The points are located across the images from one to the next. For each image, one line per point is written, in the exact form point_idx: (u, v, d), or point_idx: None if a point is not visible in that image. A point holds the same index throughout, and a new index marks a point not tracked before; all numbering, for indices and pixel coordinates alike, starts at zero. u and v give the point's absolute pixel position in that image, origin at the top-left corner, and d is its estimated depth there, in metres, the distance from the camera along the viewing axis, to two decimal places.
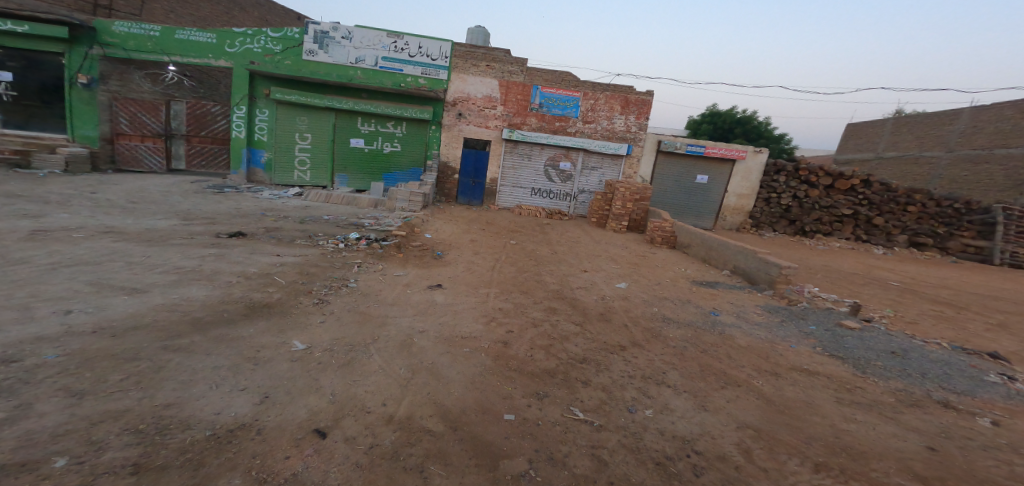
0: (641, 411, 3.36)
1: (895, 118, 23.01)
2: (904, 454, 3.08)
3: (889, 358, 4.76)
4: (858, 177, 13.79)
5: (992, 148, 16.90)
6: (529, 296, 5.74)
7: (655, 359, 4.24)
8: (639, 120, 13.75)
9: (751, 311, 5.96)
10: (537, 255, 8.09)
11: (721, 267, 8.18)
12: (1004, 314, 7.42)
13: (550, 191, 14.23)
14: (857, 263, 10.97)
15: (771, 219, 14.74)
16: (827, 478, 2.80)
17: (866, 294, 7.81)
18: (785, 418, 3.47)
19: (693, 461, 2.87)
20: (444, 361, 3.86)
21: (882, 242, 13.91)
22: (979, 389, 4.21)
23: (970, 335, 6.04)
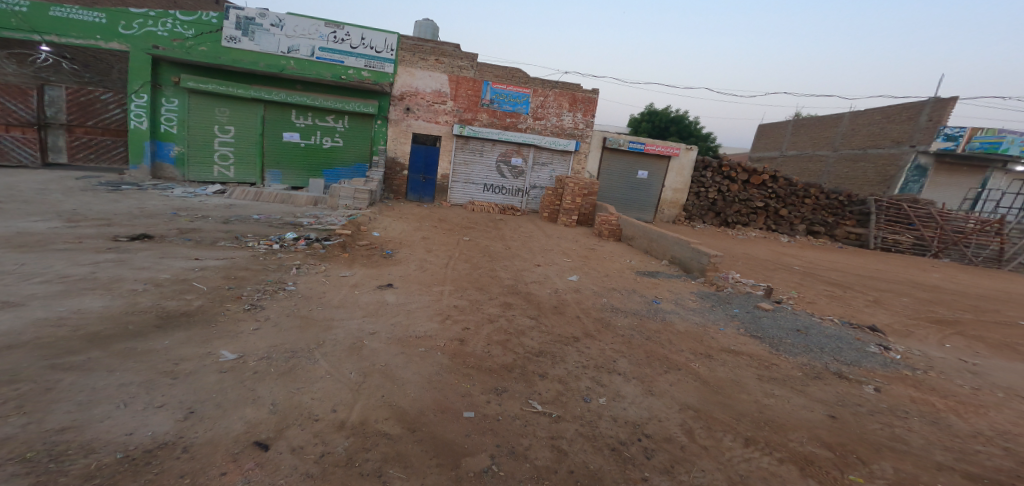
0: (596, 400, 3.47)
1: (794, 120, 25.80)
2: (812, 424, 3.44)
3: (795, 335, 5.22)
4: (768, 172, 15.36)
5: (865, 148, 19.89)
6: (484, 292, 5.74)
7: (608, 348, 4.39)
8: (586, 117, 14.10)
9: (687, 298, 6.34)
10: (491, 251, 8.09)
11: (661, 257, 8.60)
12: (874, 289, 8.56)
13: (502, 187, 14.25)
14: (768, 250, 12.03)
15: (701, 211, 15.77)
16: (756, 450, 3.05)
17: (776, 278, 8.58)
18: (721, 397, 3.73)
19: (644, 444, 3.01)
20: (398, 362, 3.77)
21: (787, 231, 15.54)
22: (864, 359, 4.79)
23: (855, 310, 6.88)
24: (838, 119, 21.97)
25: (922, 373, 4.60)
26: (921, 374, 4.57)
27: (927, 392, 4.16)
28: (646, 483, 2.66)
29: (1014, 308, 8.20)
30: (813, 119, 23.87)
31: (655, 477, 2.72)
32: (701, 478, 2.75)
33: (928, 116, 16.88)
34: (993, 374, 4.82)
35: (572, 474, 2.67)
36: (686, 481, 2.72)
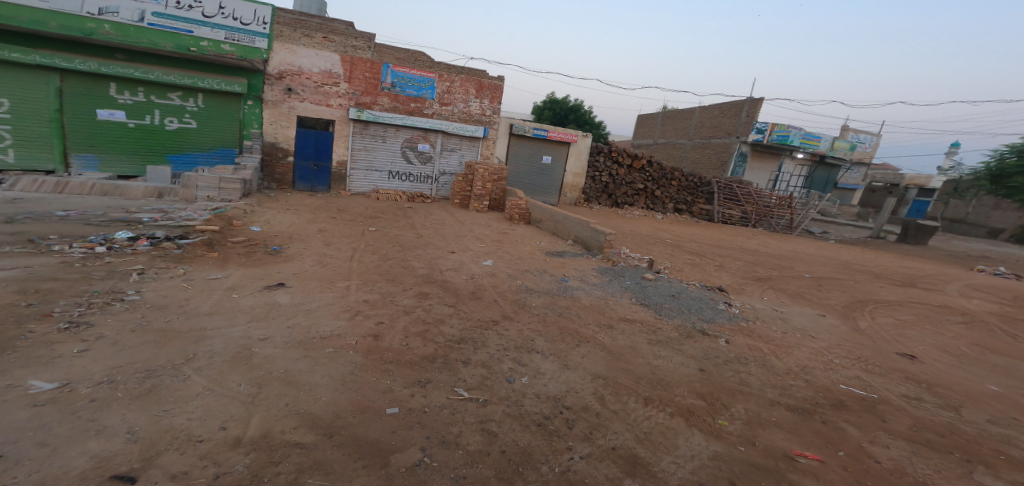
0: (519, 380, 3.60)
1: (661, 111, 28.96)
2: (691, 378, 3.98)
3: (672, 299, 5.96)
4: (645, 158, 17.10)
5: (709, 138, 23.41)
6: (397, 284, 5.51)
7: (525, 329, 4.55)
8: (493, 104, 14.15)
9: (590, 274, 6.82)
10: (400, 240, 7.78)
11: (566, 237, 9.09)
12: (721, 256, 10.14)
13: (409, 174, 13.68)
14: (646, 227, 13.39)
15: (596, 194, 16.98)
16: (654, 408, 3.45)
17: (656, 250, 9.66)
18: (622, 363, 4.12)
19: (565, 416, 3.21)
20: (301, 366, 3.46)
21: (660, 209, 17.56)
22: (716, 315, 5.66)
23: (709, 274, 8.08)
24: (690, 113, 25.37)
25: (752, 324, 5.61)
26: (764, 327, 5.57)
27: (756, 339, 5.09)
28: (571, 451, 2.85)
29: (815, 265, 10.41)
30: (676, 111, 26.93)
31: (579, 445, 2.92)
32: (615, 440, 3.03)
33: (746, 114, 20.98)
34: (815, 321, 6.08)
35: (504, 454, 2.74)
36: (604, 444, 2.97)
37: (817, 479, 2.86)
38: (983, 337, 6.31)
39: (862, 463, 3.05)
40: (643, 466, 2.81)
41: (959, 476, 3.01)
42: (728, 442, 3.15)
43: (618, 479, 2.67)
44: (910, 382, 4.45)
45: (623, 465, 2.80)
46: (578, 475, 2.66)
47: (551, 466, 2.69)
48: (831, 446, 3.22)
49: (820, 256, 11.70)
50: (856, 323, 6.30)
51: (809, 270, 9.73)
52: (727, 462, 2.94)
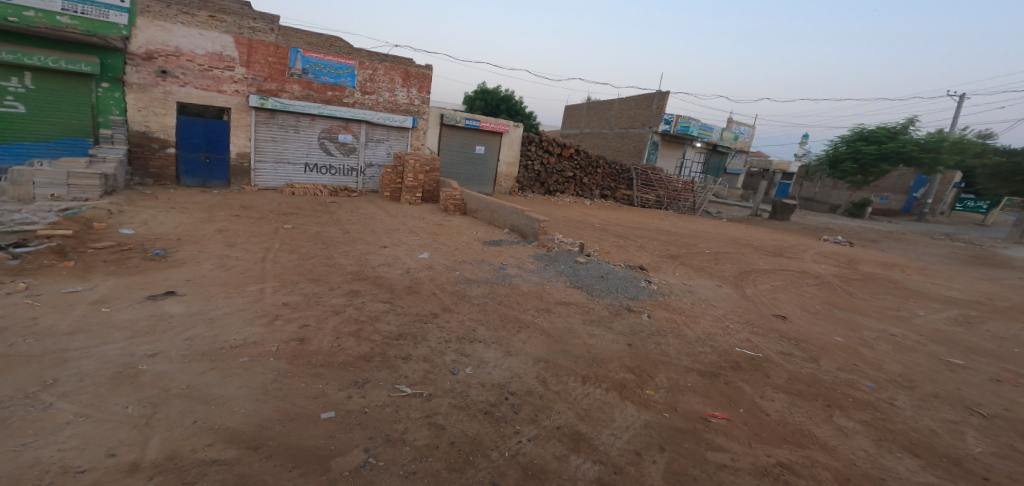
0: (463, 370, 3.59)
1: (586, 102, 30.00)
2: (621, 353, 4.24)
3: (601, 280, 6.27)
4: (573, 146, 17.78)
5: (627, 128, 24.72)
6: (323, 283, 5.19)
7: (464, 319, 4.53)
8: (422, 94, 13.73)
9: (527, 261, 6.94)
10: (325, 237, 7.32)
11: (502, 226, 9.15)
12: (642, 237, 10.85)
13: (330, 166, 12.87)
14: (577, 212, 13.89)
15: (529, 183, 17.28)
16: (591, 385, 3.63)
17: (587, 235, 10.07)
18: (560, 344, 4.27)
19: (511, 401, 3.27)
20: (213, 378, 3.15)
21: (589, 195, 18.33)
22: (640, 292, 6.06)
23: (634, 255, 8.60)
24: (611, 103, 26.57)
25: (669, 298, 6.10)
26: (684, 301, 6.07)
27: (672, 312, 5.54)
28: (519, 435, 2.92)
29: (717, 242, 11.52)
30: (599, 101, 28.04)
31: (526, 428, 3.00)
32: (558, 420, 3.14)
33: (656, 106, 22.46)
34: (728, 294, 6.74)
35: (454, 445, 2.74)
36: (549, 424, 3.08)
37: (728, 434, 3.21)
38: (853, 298, 7.43)
39: (758, 417, 3.47)
40: (586, 441, 2.96)
41: (823, 419, 3.53)
42: (656, 410, 3.41)
43: (565, 456, 2.79)
44: (797, 341, 5.13)
45: (567, 442, 2.92)
46: (527, 457, 2.73)
47: (501, 452, 2.74)
48: (733, 404, 3.61)
49: (718, 234, 12.97)
50: (760, 292, 7.11)
51: (709, 246, 10.75)
52: (657, 429, 3.19)
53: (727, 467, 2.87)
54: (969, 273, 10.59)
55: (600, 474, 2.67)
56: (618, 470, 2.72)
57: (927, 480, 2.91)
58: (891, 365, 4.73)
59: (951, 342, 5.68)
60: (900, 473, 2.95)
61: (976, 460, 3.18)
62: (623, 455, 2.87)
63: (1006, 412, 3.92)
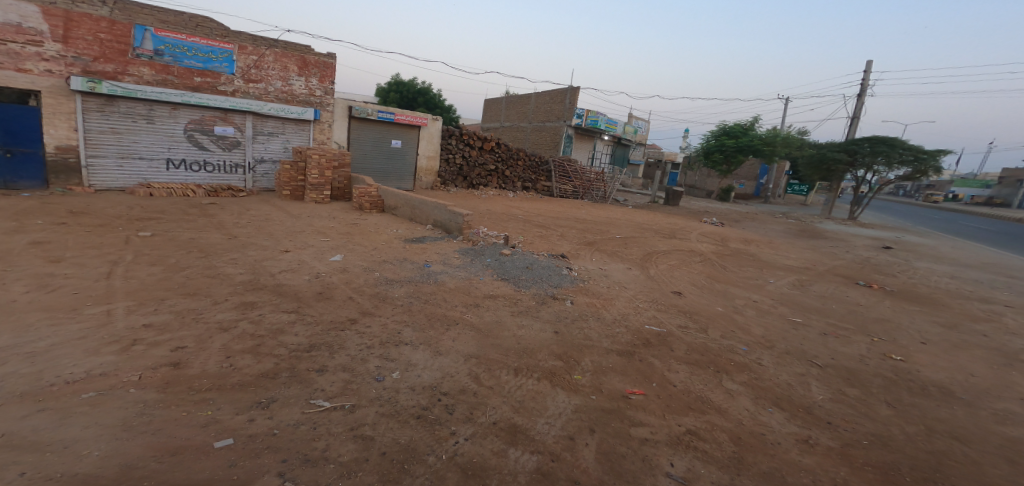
0: (389, 376, 3.40)
1: (506, 96, 30.21)
2: (548, 341, 4.32)
3: (527, 271, 6.33)
4: (493, 139, 17.86)
5: (544, 122, 25.36)
6: (202, 297, 4.57)
7: (387, 322, 4.31)
8: (323, 84, 12.85)
9: (452, 256, 6.81)
10: (205, 245, 6.48)
11: (425, 222, 8.87)
12: (563, 226, 11.20)
13: (204, 162, 11.43)
14: (500, 205, 13.93)
15: (452, 177, 17.04)
16: (524, 376, 3.65)
17: (510, 226, 10.16)
18: (491, 338, 4.23)
19: (445, 402, 3.16)
20: (51, 420, 2.58)
21: (512, 187, 18.55)
22: (562, 280, 6.24)
23: (556, 244, 8.85)
24: (528, 98, 27.05)
25: (588, 283, 6.36)
26: (602, 285, 6.36)
27: (591, 296, 5.78)
28: (455, 435, 2.83)
29: (627, 228, 12.31)
30: (516, 96, 28.38)
31: (462, 428, 2.92)
32: (494, 415, 3.11)
33: (569, 101, 23.36)
34: (638, 276, 7.20)
35: (385, 455, 2.58)
36: (484, 421, 3.03)
37: (645, 409, 3.42)
38: (732, 271, 8.37)
39: (668, 389, 3.74)
40: (522, 433, 2.96)
41: (716, 384, 3.91)
42: (584, 393, 3.53)
43: (503, 450, 2.77)
44: (695, 314, 5.64)
45: (504, 436, 2.90)
46: (465, 457, 2.66)
47: (438, 455, 2.64)
48: (647, 380, 3.86)
49: (626, 220, 13.86)
50: (667, 273, 7.70)
51: (620, 232, 11.44)
52: (586, 412, 3.30)
53: (648, 440, 3.06)
54: (805, 244, 12.61)
55: (539, 464, 2.69)
56: (554, 458, 2.77)
57: (794, 429, 3.35)
58: (760, 328, 5.41)
59: (801, 303, 6.67)
60: (774, 426, 3.35)
61: (821, 406, 3.73)
62: (558, 442, 2.92)
63: (835, 361, 4.68)
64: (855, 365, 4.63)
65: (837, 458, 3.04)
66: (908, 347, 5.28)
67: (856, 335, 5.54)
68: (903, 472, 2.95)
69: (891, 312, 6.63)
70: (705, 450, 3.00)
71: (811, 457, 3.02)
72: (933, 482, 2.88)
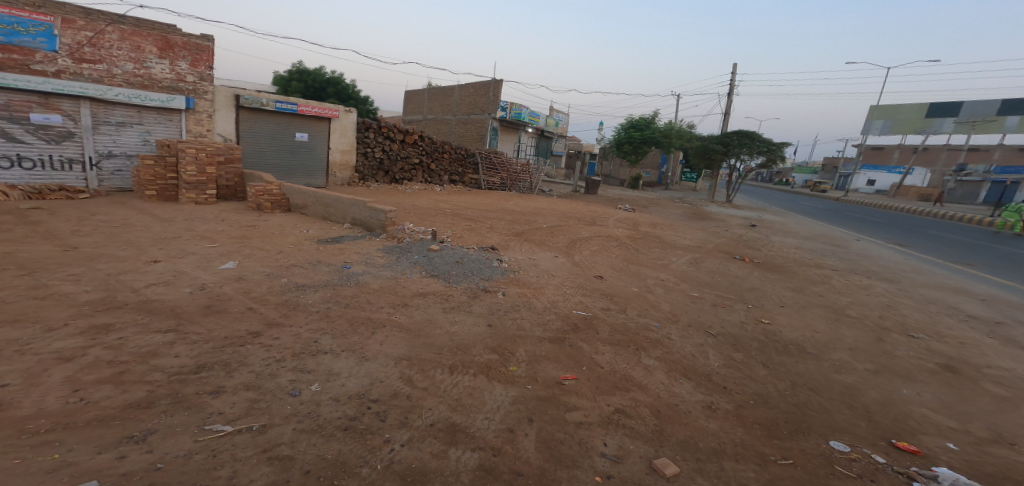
0: (306, 390, 3.15)
1: (428, 87, 29.52)
2: (482, 335, 4.29)
3: (457, 265, 6.24)
4: (416, 133, 17.42)
5: (468, 114, 25.11)
6: (30, 324, 3.77)
7: (302, 332, 4.00)
8: (197, 68, 11.48)
9: (375, 255, 6.52)
10: (31, 260, 5.41)
11: (342, 221, 8.40)
12: (491, 219, 11.17)
13: (18, 157, 9.58)
14: (427, 199, 13.61)
15: (372, 171, 16.39)
16: (459, 373, 3.59)
17: (436, 221, 9.92)
18: (422, 338, 4.10)
19: (375, 409, 3.00)
20: None
21: (439, 181, 18.26)
22: (495, 273, 6.22)
23: (483, 236, 8.80)
24: (451, 90, 26.64)
25: (518, 273, 6.42)
26: (532, 275, 6.45)
27: (522, 286, 5.84)
28: (389, 443, 2.71)
29: (552, 217, 12.60)
30: (439, 88, 27.85)
31: (396, 434, 2.80)
32: (431, 417, 3.02)
33: (492, 94, 23.49)
34: (564, 264, 7.40)
35: (310, 474, 2.40)
36: (421, 424, 2.94)
37: (578, 393, 3.53)
38: (644, 253, 8.92)
39: (596, 371, 3.88)
40: (461, 431, 2.91)
41: (637, 362, 4.13)
42: (520, 384, 3.56)
43: (443, 452, 2.70)
44: (615, 296, 5.92)
45: (443, 437, 2.83)
46: (402, 464, 2.56)
47: (372, 466, 2.51)
48: (577, 364, 3.97)
49: (552, 210, 14.19)
50: (590, 258, 8.00)
51: (546, 221, 11.65)
52: (524, 402, 3.33)
53: (582, 423, 3.15)
54: (697, 225, 13.82)
55: (480, 461, 2.67)
56: (495, 452, 2.76)
57: (700, 396, 3.65)
58: (668, 305, 5.81)
59: (705, 280, 7.28)
60: (685, 396, 3.62)
61: (719, 373, 4.09)
62: (498, 435, 2.92)
63: (725, 329, 5.16)
64: (738, 331, 5.14)
65: (734, 419, 3.36)
66: (773, 310, 6.02)
67: (737, 303, 6.18)
68: (784, 425, 3.34)
69: (759, 281, 7.49)
70: (632, 426, 3.17)
71: (716, 421, 3.31)
72: (803, 432, 3.28)
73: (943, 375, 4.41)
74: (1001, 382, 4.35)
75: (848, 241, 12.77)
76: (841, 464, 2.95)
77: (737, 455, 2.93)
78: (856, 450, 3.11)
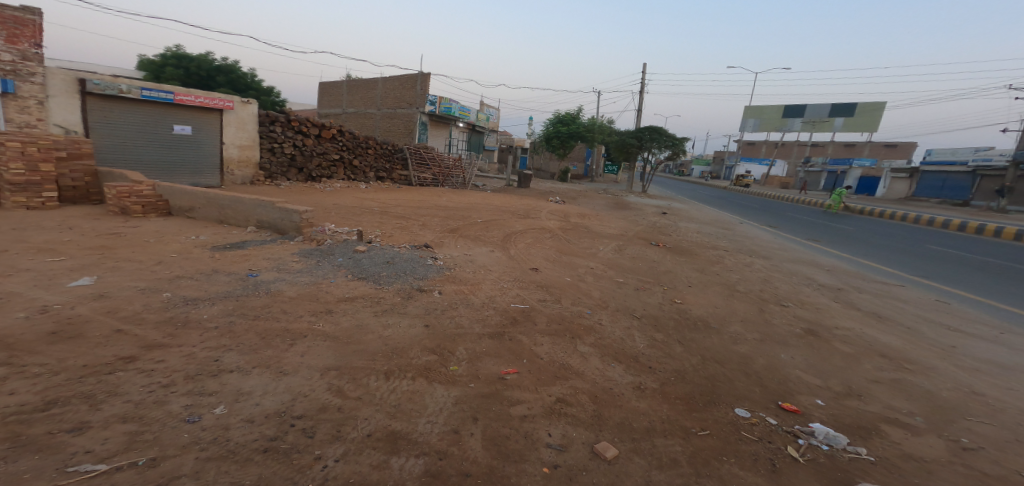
0: (210, 412, 2.81)
1: (347, 79, 28.06)
2: (418, 337, 4.14)
3: (387, 266, 6.01)
4: (335, 127, 16.59)
5: (395, 108, 24.34)
6: None
7: (197, 351, 3.50)
8: (16, 45, 9.18)
9: (290, 261, 6.05)
10: None
11: (246, 224, 7.78)
12: (423, 215, 10.95)
13: None
14: (350, 197, 13.10)
15: (282, 169, 15.13)
16: (395, 379, 3.43)
17: (362, 220, 9.51)
18: (352, 345, 3.87)
19: (300, 426, 2.78)
20: None
21: (363, 178, 17.65)
22: (429, 271, 6.08)
23: (415, 234, 8.56)
24: (373, 82, 25.59)
25: (454, 270, 6.32)
26: (469, 271, 6.38)
27: (458, 283, 5.75)
28: (321, 460, 2.54)
29: (487, 211, 12.61)
30: (359, 80, 26.67)
31: (328, 450, 2.62)
32: (367, 427, 2.86)
33: (420, 88, 22.96)
34: (501, 257, 7.41)
35: None
36: (356, 435, 2.77)
37: (520, 386, 3.52)
38: (575, 243, 9.16)
39: (537, 363, 3.89)
40: (403, 439, 2.79)
41: (573, 350, 4.19)
42: (462, 384, 3.48)
43: (384, 462, 2.57)
44: (550, 287, 6.01)
45: (382, 447, 2.69)
46: (338, 480, 2.40)
47: None
48: (518, 358, 3.97)
49: (485, 204, 14.21)
50: (525, 251, 8.07)
51: (480, 216, 11.62)
52: (467, 402, 3.26)
53: (526, 416, 3.14)
54: (620, 214, 14.48)
55: (425, 467, 2.58)
56: (441, 456, 2.68)
57: (631, 378, 3.78)
58: (598, 292, 5.99)
59: (628, 266, 7.57)
60: (617, 379, 3.73)
61: (644, 354, 4.27)
62: (443, 438, 2.83)
63: (647, 311, 5.42)
64: (658, 312, 5.41)
65: (660, 397, 3.52)
66: (685, 291, 6.41)
67: (655, 286, 6.50)
68: (700, 398, 3.55)
69: (672, 264, 7.94)
70: (572, 414, 3.21)
71: (646, 400, 3.45)
72: (715, 402, 3.51)
73: (806, 338, 4.96)
74: (847, 340, 4.98)
75: (735, 224, 14.12)
76: (747, 429, 3.19)
77: (665, 431, 3.07)
78: (755, 415, 3.38)
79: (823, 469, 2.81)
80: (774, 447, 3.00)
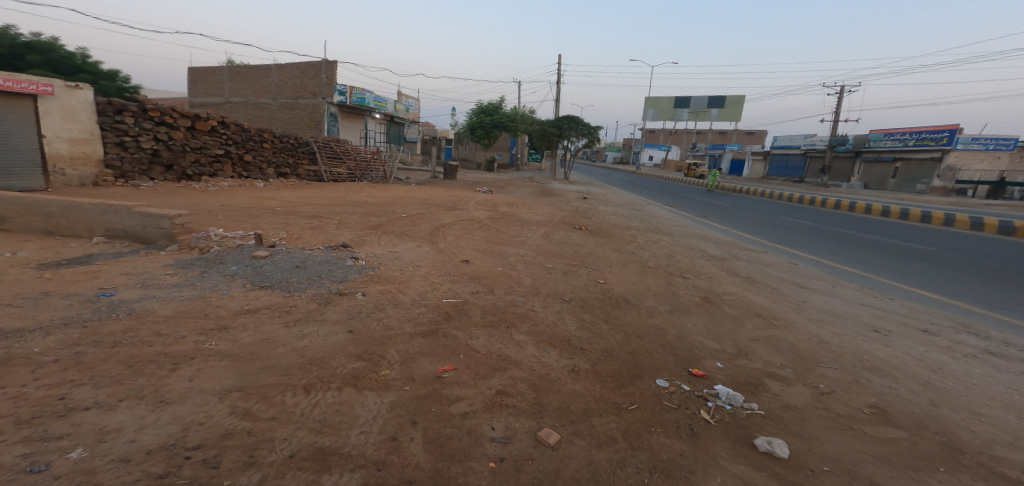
0: (61, 460, 2.37)
1: (228, 66, 25.24)
2: (341, 344, 3.87)
3: (297, 272, 5.58)
4: (214, 118, 14.73)
5: (297, 99, 22.72)
6: None
7: (29, 391, 2.91)
8: None
9: (161, 274, 5.35)
10: None
11: (92, 235, 6.81)
12: (338, 213, 10.34)
13: None
14: (246, 198, 12.03)
15: (142, 167, 12.88)
16: (317, 392, 3.16)
17: (262, 223, 8.73)
18: (259, 362, 3.51)
19: (200, 458, 2.46)
20: None
21: (259, 176, 16.07)
22: (349, 273, 5.73)
23: (331, 235, 8.04)
24: (267, 70, 23.57)
25: (379, 269, 6.02)
26: (394, 269, 6.10)
27: (385, 283, 5.48)
28: None
29: (412, 205, 12.21)
30: (244, 67, 24.34)
31: (241, 479, 2.35)
32: (289, 447, 2.60)
33: (325, 76, 21.96)
34: (429, 252, 7.20)
35: None
36: (277, 458, 2.51)
37: (459, 382, 3.40)
38: (505, 232, 9.13)
39: (474, 358, 3.78)
40: (334, 454, 2.56)
41: (509, 340, 4.13)
42: (396, 388, 3.28)
43: (313, 482, 2.35)
44: (483, 278, 5.92)
45: (309, 466, 2.46)
46: None
47: None
48: (455, 354, 3.83)
49: (406, 198, 13.77)
50: (455, 243, 7.90)
51: (404, 210, 11.23)
52: (403, 406, 3.07)
53: (468, 413, 3.03)
54: (545, 201, 14.67)
55: (361, 480, 2.40)
56: (380, 467, 2.50)
57: (565, 361, 3.79)
58: (529, 279, 5.99)
59: (552, 251, 7.63)
60: (553, 363, 3.73)
61: (575, 336, 4.31)
62: (380, 448, 2.64)
63: (575, 294, 5.49)
64: (584, 294, 5.50)
65: (592, 376, 3.56)
66: (606, 271, 6.57)
67: (581, 269, 6.61)
68: (626, 373, 3.64)
69: (594, 246, 8.13)
70: (514, 405, 3.14)
71: (580, 381, 3.47)
72: (639, 375, 3.61)
73: (703, 306, 5.29)
74: (733, 304, 5.37)
75: (642, 205, 14.85)
76: (670, 398, 3.31)
77: (601, 410, 3.11)
78: (674, 384, 3.52)
79: (732, 427, 2.99)
80: (691, 412, 3.13)
